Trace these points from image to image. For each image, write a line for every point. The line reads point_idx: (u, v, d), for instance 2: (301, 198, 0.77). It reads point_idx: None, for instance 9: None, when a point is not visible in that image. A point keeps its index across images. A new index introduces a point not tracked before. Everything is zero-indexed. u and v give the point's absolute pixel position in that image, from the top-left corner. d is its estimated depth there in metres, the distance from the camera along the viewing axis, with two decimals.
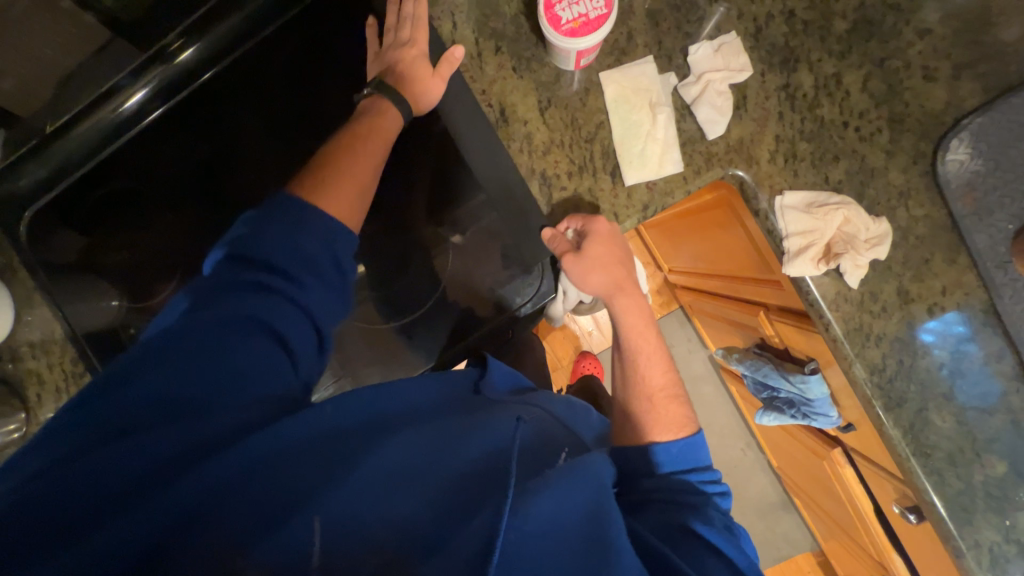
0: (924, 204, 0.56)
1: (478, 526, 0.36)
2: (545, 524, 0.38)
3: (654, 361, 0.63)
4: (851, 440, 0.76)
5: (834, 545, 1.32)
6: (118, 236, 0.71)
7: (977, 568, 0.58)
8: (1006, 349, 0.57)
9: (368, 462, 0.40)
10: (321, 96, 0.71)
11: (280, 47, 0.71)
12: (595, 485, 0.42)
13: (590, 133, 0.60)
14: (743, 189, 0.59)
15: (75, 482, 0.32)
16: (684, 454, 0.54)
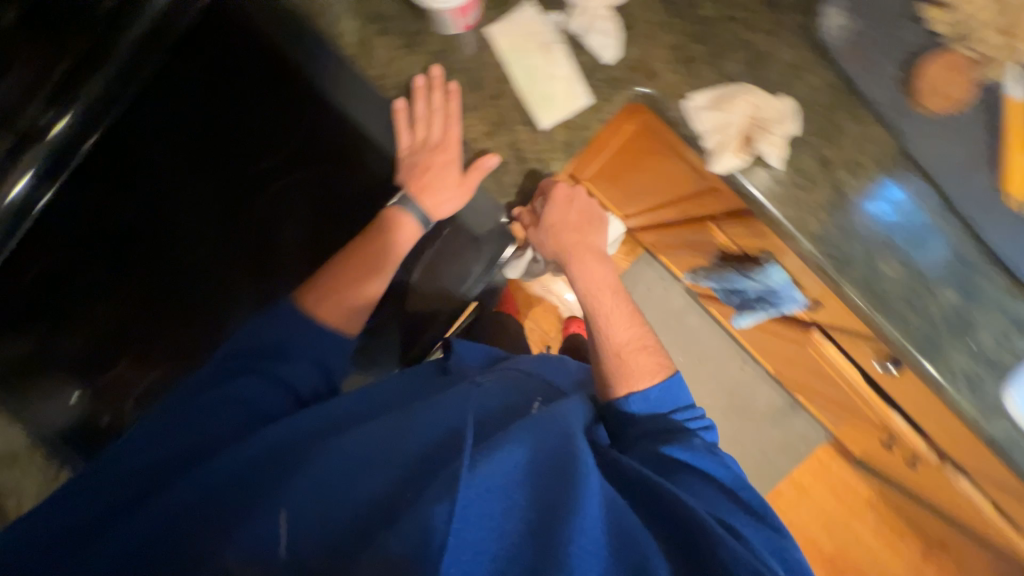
0: (819, 74, 0.59)
1: (440, 485, 0.40)
2: (511, 469, 0.41)
3: (619, 308, 0.71)
4: (823, 317, 0.80)
5: (844, 429, 1.38)
6: (63, 316, 0.68)
7: (958, 394, 0.62)
8: (925, 187, 0.60)
9: (327, 457, 0.48)
10: (235, 116, 0.69)
11: (178, 75, 0.68)
12: (559, 432, 0.47)
13: (494, 90, 0.60)
14: (654, 103, 0.60)
15: (121, 488, 0.51)
16: (665, 394, 0.63)
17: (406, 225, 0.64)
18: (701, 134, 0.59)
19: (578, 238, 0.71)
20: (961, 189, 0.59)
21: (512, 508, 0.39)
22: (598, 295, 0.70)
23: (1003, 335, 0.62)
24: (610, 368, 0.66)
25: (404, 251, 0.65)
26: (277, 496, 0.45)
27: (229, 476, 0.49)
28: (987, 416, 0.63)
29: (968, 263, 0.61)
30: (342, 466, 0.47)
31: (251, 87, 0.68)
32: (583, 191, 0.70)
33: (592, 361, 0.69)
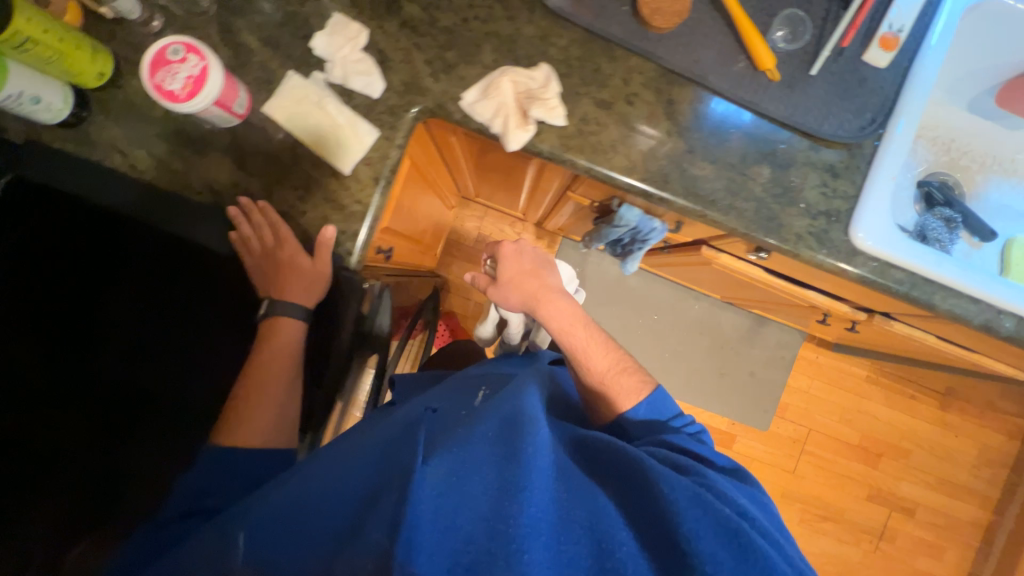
0: (563, 34, 0.64)
1: (402, 476, 0.43)
2: (472, 449, 0.45)
3: (588, 333, 0.77)
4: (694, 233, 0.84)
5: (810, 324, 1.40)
6: None
7: (812, 252, 0.66)
8: (699, 89, 0.65)
9: (302, 487, 0.50)
10: (121, 282, 0.68)
11: (33, 257, 0.63)
12: (516, 412, 0.51)
13: (291, 157, 0.64)
14: (436, 113, 0.65)
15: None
16: (651, 413, 0.70)
17: (287, 324, 0.69)
18: (485, 123, 0.63)
19: (537, 285, 0.82)
20: (726, 79, 0.64)
21: (473, 481, 0.42)
22: (571, 331, 0.78)
23: (825, 186, 0.66)
24: (599, 393, 0.73)
25: (297, 345, 0.70)
26: (247, 524, 0.48)
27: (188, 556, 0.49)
28: (846, 260, 0.67)
29: (765, 137, 0.66)
30: (311, 485, 0.50)
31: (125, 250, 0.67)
32: (525, 245, 0.85)
33: (583, 391, 0.77)
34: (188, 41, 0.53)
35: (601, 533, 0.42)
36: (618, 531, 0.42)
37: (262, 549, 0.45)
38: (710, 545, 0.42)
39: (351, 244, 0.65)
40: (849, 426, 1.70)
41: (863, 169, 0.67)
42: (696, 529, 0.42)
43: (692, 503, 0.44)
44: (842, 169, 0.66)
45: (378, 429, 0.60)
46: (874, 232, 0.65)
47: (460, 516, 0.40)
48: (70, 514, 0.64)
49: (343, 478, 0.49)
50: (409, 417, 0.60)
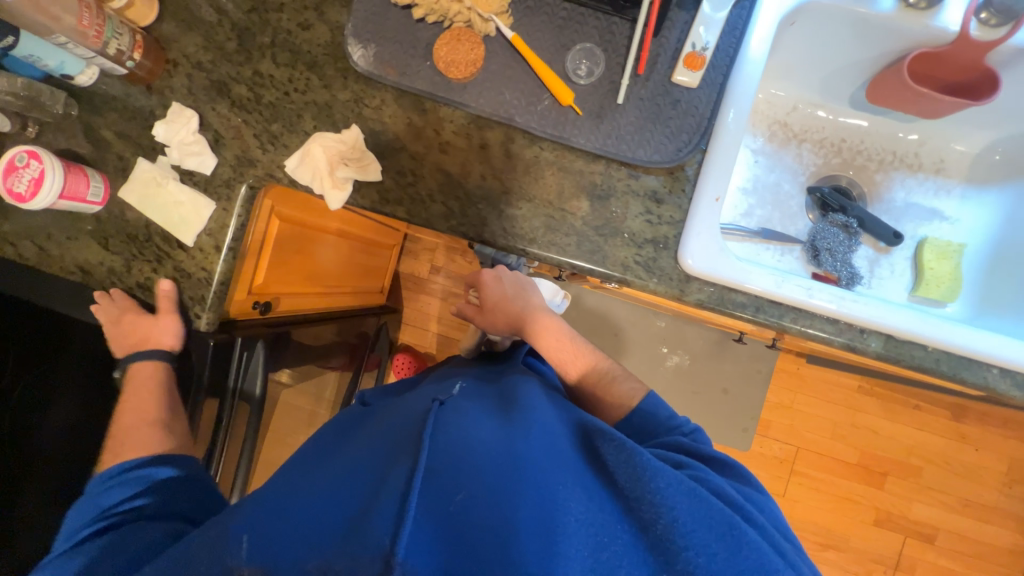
0: (375, 94, 0.68)
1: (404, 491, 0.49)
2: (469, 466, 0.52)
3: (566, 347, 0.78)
4: None
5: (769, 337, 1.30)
6: None
7: (642, 281, 0.64)
8: (510, 130, 0.66)
9: (316, 487, 0.57)
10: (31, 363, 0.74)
11: None
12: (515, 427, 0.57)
13: (145, 234, 0.71)
14: (268, 181, 0.70)
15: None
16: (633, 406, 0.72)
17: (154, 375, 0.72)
18: (308, 186, 0.67)
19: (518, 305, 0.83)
20: (532, 117, 0.65)
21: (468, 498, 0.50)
22: (558, 347, 0.78)
23: (649, 213, 0.64)
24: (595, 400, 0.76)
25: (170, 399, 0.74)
26: (241, 518, 0.54)
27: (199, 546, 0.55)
28: (681, 288, 0.64)
29: (581, 170, 0.65)
30: (315, 490, 0.55)
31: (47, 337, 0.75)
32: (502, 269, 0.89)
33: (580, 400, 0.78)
34: (28, 150, 0.62)
35: (592, 526, 0.49)
36: (608, 529, 0.49)
37: (261, 546, 0.50)
38: (698, 536, 0.48)
39: (198, 307, 0.72)
40: (845, 443, 1.55)
41: (688, 192, 0.64)
42: (682, 525, 0.48)
43: (682, 497, 0.49)
44: (666, 195, 0.64)
45: (385, 420, 0.66)
46: (705, 257, 0.63)
47: (459, 525, 0.48)
48: None
49: (349, 480, 0.55)
50: (412, 408, 0.65)
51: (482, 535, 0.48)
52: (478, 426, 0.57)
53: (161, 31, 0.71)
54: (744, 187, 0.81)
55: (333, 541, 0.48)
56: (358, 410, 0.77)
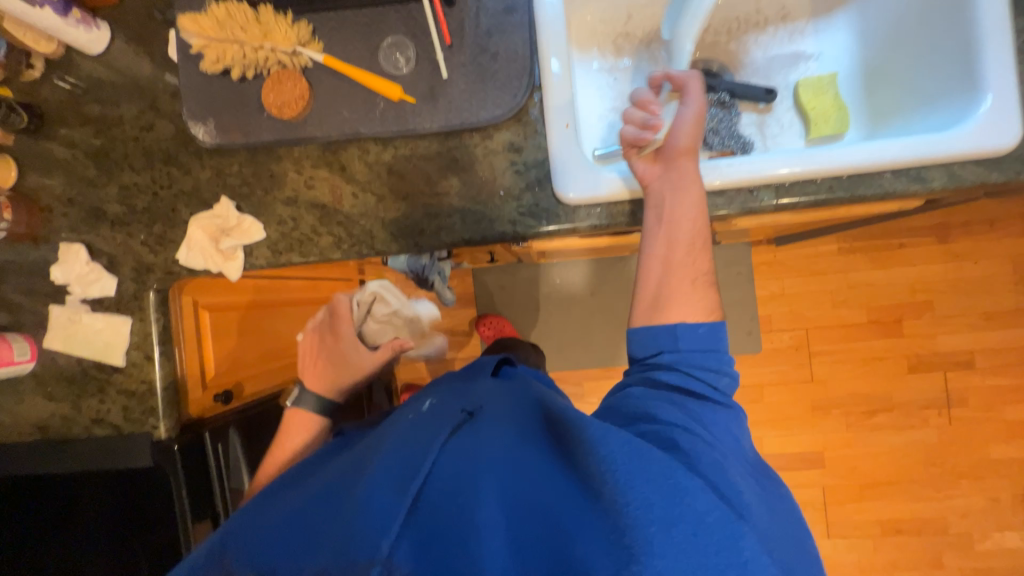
0: (232, 162, 0.70)
1: (383, 512, 0.44)
2: (444, 474, 0.47)
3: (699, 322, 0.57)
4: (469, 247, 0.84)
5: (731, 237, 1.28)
6: None
7: (534, 228, 0.65)
8: (362, 143, 0.68)
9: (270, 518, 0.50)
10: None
11: None
12: (486, 428, 0.53)
13: (81, 370, 0.73)
14: (170, 279, 0.73)
15: None
16: (711, 335, 0.57)
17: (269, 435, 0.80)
18: (204, 268, 0.70)
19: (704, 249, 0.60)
20: (376, 123, 0.66)
21: (443, 495, 0.46)
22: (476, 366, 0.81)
23: (515, 165, 0.66)
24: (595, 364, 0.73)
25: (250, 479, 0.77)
26: None
27: None
28: (570, 220, 0.65)
29: (439, 151, 0.67)
30: (284, 514, 0.52)
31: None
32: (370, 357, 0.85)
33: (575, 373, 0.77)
34: None
35: (586, 532, 0.43)
36: (595, 538, 0.43)
37: None
38: (705, 521, 0.42)
39: (153, 418, 0.73)
40: (850, 307, 1.53)
41: (540, 133, 0.66)
42: (657, 513, 0.42)
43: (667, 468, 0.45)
44: (523, 142, 0.66)
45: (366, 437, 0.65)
46: (578, 183, 0.64)
47: (442, 531, 0.44)
48: None
49: (320, 495, 0.52)
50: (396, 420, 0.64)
51: (456, 530, 0.44)
52: (442, 428, 0.53)
53: (26, 185, 0.74)
54: (612, 109, 0.83)
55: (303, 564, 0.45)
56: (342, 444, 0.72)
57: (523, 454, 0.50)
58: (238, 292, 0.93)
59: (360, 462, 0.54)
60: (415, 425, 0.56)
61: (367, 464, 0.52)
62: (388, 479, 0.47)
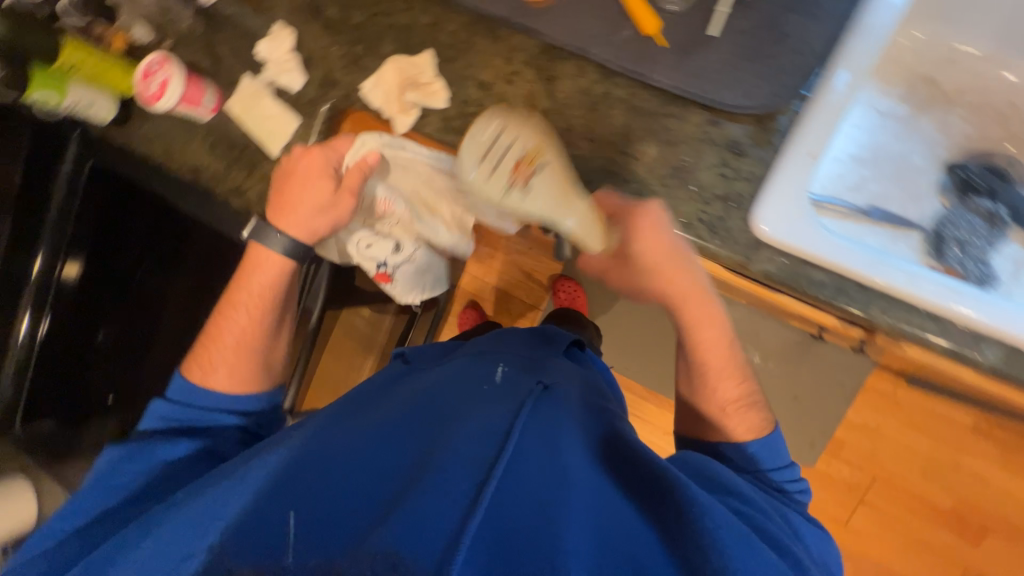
0: (452, 20, 0.67)
1: (460, 493, 0.45)
2: (521, 485, 0.48)
3: (745, 436, 0.64)
4: None
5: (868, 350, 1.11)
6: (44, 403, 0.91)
7: (703, 242, 0.58)
8: (582, 64, 0.62)
9: (335, 455, 0.54)
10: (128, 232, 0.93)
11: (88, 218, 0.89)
12: (556, 439, 0.55)
13: (244, 142, 0.80)
14: (346, 102, 0.74)
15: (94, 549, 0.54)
16: (767, 454, 0.63)
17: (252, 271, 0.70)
18: (379, 108, 0.70)
19: (727, 339, 0.66)
20: (610, 49, 0.60)
21: (521, 501, 0.47)
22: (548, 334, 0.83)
23: (724, 166, 0.57)
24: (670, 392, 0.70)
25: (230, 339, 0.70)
26: (269, 486, 0.51)
27: (205, 515, 0.51)
28: (747, 254, 0.56)
29: (654, 111, 0.59)
30: (346, 451, 0.54)
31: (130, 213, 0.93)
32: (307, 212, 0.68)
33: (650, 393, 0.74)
34: (159, 58, 0.72)
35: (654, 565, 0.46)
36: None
37: (304, 511, 0.48)
38: None
39: None
40: (938, 485, 1.33)
41: (771, 159, 0.56)
42: None
43: (749, 557, 0.47)
44: (749, 146, 0.56)
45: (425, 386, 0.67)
46: (783, 221, 0.54)
47: (518, 536, 0.44)
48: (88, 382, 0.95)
49: (386, 454, 0.53)
50: (459, 384, 0.65)
51: (530, 536, 0.44)
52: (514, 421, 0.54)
53: None
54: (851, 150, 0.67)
55: (368, 518, 0.46)
56: (395, 370, 0.79)
57: (590, 482, 0.52)
58: None
59: (427, 432, 0.56)
60: (479, 404, 0.58)
61: (434, 437, 0.54)
62: (469, 472, 0.47)
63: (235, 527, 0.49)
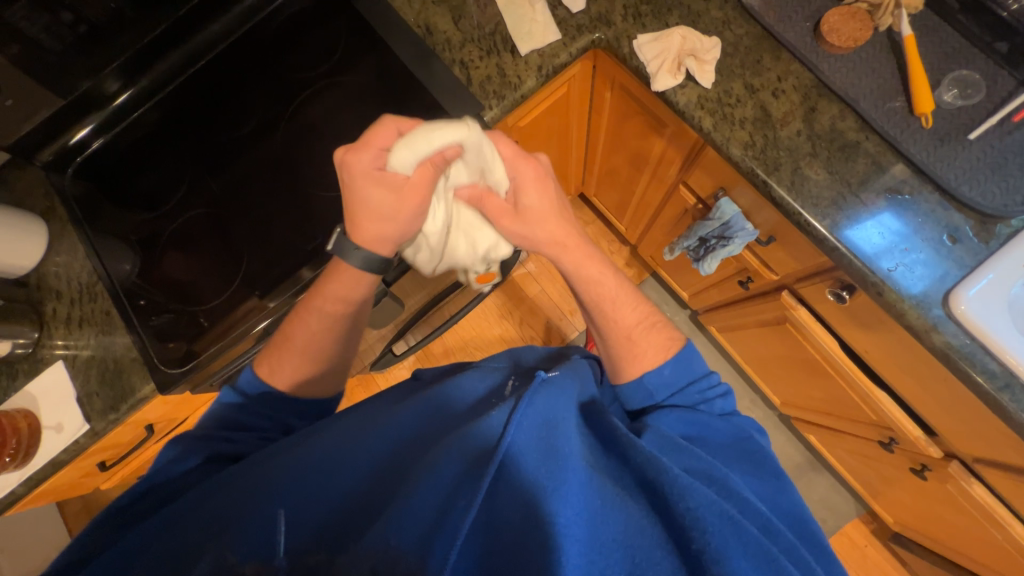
0: (743, 26, 0.75)
1: (423, 508, 0.46)
2: (496, 500, 0.48)
3: (660, 358, 0.64)
4: (772, 256, 0.84)
5: (882, 492, 1.16)
6: (144, 172, 0.92)
7: (900, 299, 0.63)
8: (845, 110, 0.69)
9: (299, 448, 0.55)
10: (292, 54, 0.94)
11: (268, 31, 0.96)
12: (538, 428, 0.51)
13: (492, 29, 0.82)
14: (610, 45, 0.79)
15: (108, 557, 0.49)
16: (677, 371, 0.63)
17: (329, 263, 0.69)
18: (647, 60, 0.74)
19: (614, 276, 0.70)
20: (878, 109, 0.68)
21: (502, 510, 0.47)
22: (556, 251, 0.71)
23: (938, 244, 0.64)
24: (626, 352, 0.66)
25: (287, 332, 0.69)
26: (237, 476, 0.53)
27: (184, 513, 0.51)
28: (935, 322, 0.62)
29: (893, 174, 0.67)
30: (323, 453, 0.55)
31: (297, 34, 0.95)
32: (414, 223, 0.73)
33: (612, 353, 0.67)
34: None
35: (639, 541, 0.46)
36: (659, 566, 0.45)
37: (287, 508, 0.49)
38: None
39: (494, 101, 0.80)
40: None
41: (982, 258, 0.63)
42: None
43: (738, 539, 0.45)
44: (968, 236, 0.64)
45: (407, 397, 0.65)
46: (981, 305, 0.60)
47: (504, 552, 0.46)
48: (173, 173, 0.91)
49: (367, 464, 0.54)
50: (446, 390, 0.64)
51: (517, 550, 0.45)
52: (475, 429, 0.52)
53: None
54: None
55: (353, 529, 0.48)
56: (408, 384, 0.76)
57: (583, 476, 0.49)
58: (582, 99, 1.01)
59: (415, 447, 0.56)
60: (455, 416, 0.60)
61: (409, 449, 0.56)
62: (453, 481, 0.48)
63: (225, 522, 0.48)
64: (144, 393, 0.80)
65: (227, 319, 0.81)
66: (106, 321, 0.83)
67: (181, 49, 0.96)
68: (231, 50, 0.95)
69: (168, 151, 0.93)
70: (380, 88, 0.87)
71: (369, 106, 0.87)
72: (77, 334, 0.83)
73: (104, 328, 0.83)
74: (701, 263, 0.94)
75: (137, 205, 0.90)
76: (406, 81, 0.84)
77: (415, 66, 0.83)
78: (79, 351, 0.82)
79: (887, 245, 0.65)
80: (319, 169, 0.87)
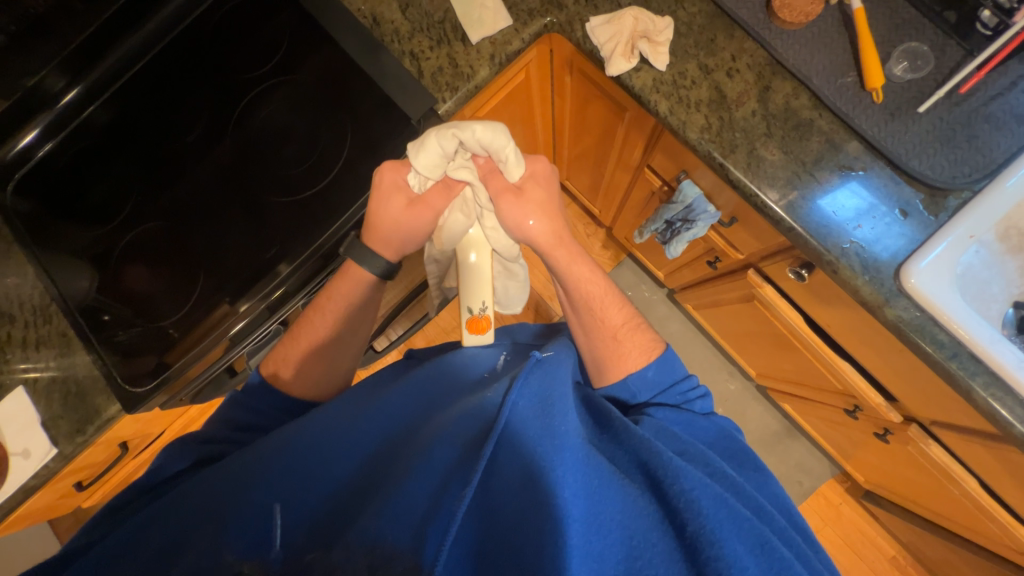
0: (695, 4, 0.73)
1: (418, 499, 0.47)
2: (493, 483, 0.48)
3: (643, 361, 0.66)
4: (736, 236, 0.84)
5: (852, 454, 1.21)
6: (89, 182, 0.87)
7: (854, 276, 0.64)
8: (798, 87, 0.69)
9: (296, 440, 0.55)
10: (237, 49, 0.90)
11: (209, 26, 0.91)
12: (535, 407, 0.53)
13: (441, 17, 0.80)
14: (563, 28, 0.77)
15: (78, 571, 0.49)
16: (661, 373, 0.65)
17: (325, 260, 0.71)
18: (599, 45, 0.73)
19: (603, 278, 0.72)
20: (829, 86, 0.68)
21: (501, 492, 0.47)
22: (554, 250, 0.71)
23: (889, 221, 0.65)
24: (610, 350, 0.68)
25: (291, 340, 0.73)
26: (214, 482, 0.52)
27: (159, 514, 0.50)
28: (886, 297, 0.63)
29: (846, 150, 0.67)
30: (324, 443, 0.56)
31: (240, 28, 0.90)
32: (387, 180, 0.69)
33: (593, 349, 0.69)
34: None
35: (637, 528, 0.45)
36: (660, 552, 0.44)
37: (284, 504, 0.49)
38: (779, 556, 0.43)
39: (447, 94, 0.78)
40: None
41: (931, 230, 0.64)
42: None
43: (738, 525, 0.44)
44: (917, 210, 0.65)
45: (405, 377, 0.67)
46: (930, 279, 0.61)
47: (499, 532, 0.45)
48: (120, 181, 0.87)
49: (366, 450, 0.56)
50: (443, 379, 0.65)
51: (514, 534, 0.44)
52: (473, 414, 0.53)
53: None
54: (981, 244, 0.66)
55: (348, 520, 0.47)
56: (399, 366, 0.76)
57: (581, 457, 0.49)
58: (543, 83, 0.98)
59: (409, 435, 0.56)
60: (451, 400, 0.60)
61: (404, 438, 0.56)
62: (448, 467, 0.49)
63: (212, 515, 0.49)
64: (111, 415, 0.79)
65: (188, 334, 0.79)
66: (67, 341, 0.81)
67: (119, 49, 0.92)
68: (171, 49, 0.91)
69: (113, 159, 0.88)
70: (330, 83, 0.83)
71: (320, 103, 0.83)
72: (36, 355, 0.81)
73: (65, 348, 0.81)
74: (667, 247, 0.95)
75: (87, 217, 0.86)
76: (357, 76, 0.81)
77: (365, 61, 0.80)
78: (41, 374, 0.80)
79: (860, 211, 0.65)
80: (271, 171, 0.84)
